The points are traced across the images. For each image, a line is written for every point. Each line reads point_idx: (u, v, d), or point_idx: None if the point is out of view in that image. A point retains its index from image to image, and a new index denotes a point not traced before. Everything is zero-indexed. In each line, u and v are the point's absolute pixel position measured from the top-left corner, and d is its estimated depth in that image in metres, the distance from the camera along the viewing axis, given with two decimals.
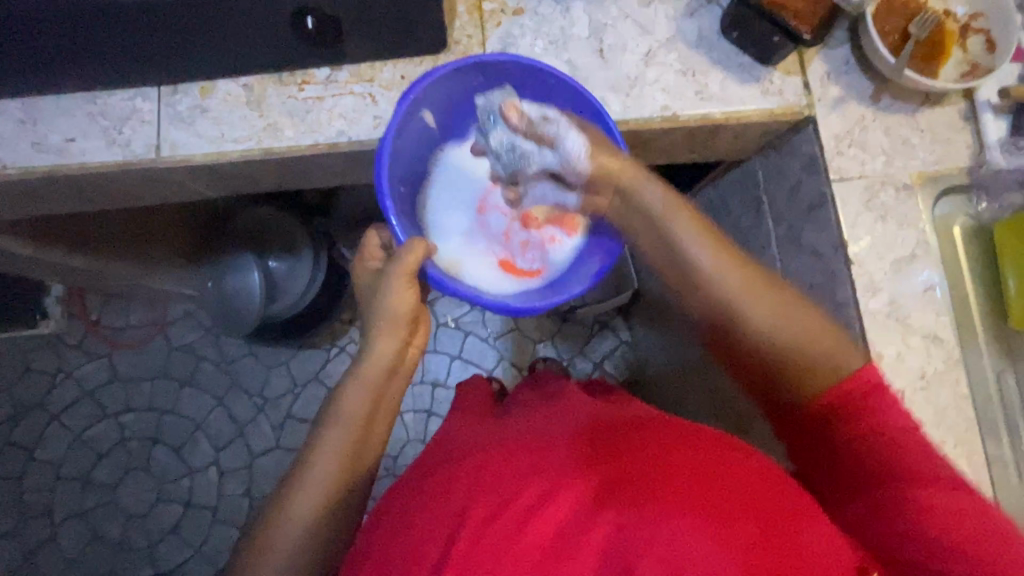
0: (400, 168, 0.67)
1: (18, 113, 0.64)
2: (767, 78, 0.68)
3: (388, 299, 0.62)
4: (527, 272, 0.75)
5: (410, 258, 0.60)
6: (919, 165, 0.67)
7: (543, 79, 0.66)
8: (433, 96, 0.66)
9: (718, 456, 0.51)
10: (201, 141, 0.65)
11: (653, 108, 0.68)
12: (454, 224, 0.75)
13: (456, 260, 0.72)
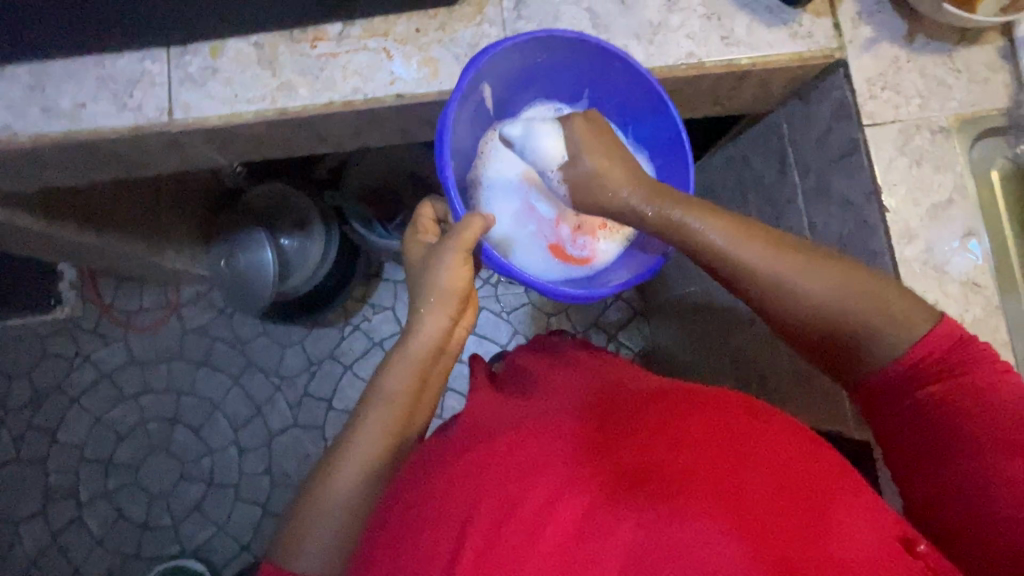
0: (458, 145, 0.69)
1: (26, 79, 0.67)
2: (795, 21, 0.69)
3: (440, 277, 0.65)
4: (579, 261, 0.75)
5: (466, 237, 0.64)
6: (956, 108, 0.68)
7: (610, 60, 0.67)
8: (494, 70, 0.67)
9: (748, 446, 0.47)
10: (217, 100, 0.68)
11: (678, 55, 0.69)
12: (505, 208, 0.74)
13: (509, 246, 0.73)
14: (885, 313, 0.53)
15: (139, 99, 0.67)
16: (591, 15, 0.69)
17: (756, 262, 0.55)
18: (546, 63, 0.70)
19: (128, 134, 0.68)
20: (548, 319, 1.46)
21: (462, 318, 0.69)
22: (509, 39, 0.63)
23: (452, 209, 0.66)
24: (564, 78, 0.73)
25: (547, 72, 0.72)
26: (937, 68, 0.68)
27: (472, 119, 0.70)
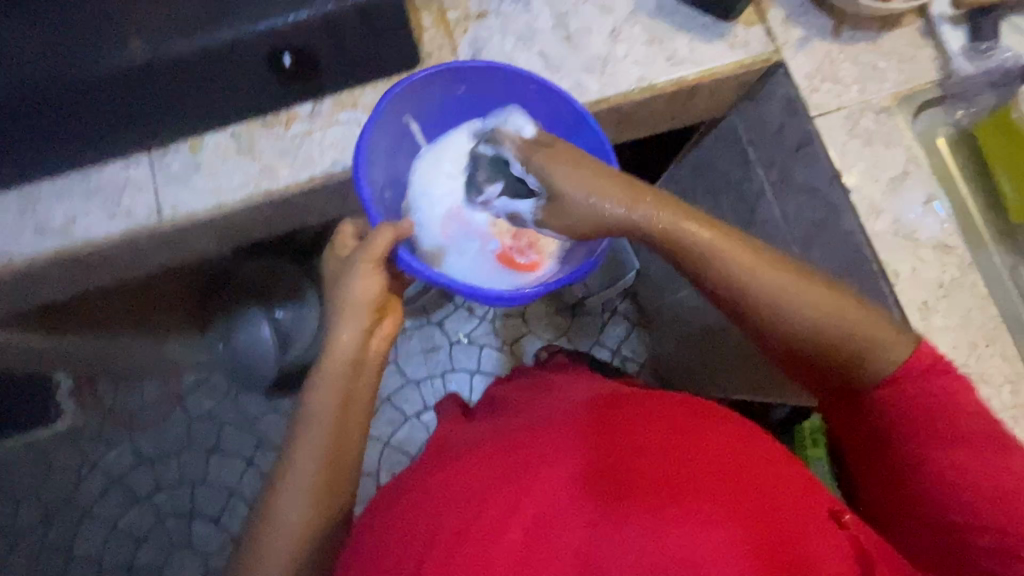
0: (384, 173, 0.72)
1: (17, 204, 0.69)
2: (731, 33, 0.74)
3: (352, 291, 0.66)
4: (523, 266, 0.74)
5: (373, 248, 0.64)
6: (892, 88, 0.73)
7: (523, 85, 0.71)
8: (411, 102, 0.72)
9: (693, 437, 0.55)
10: (204, 192, 0.70)
11: (630, 80, 0.73)
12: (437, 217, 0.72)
13: (440, 256, 0.73)
14: (897, 350, 0.60)
15: (128, 203, 0.70)
16: (543, 58, 0.74)
17: (776, 286, 0.59)
18: (465, 95, 0.74)
19: (122, 239, 0.70)
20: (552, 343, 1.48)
21: (379, 330, 0.69)
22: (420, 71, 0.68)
23: (368, 215, 0.66)
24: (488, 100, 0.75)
25: (472, 102, 0.75)
26: (868, 54, 0.74)
27: (399, 147, 0.74)
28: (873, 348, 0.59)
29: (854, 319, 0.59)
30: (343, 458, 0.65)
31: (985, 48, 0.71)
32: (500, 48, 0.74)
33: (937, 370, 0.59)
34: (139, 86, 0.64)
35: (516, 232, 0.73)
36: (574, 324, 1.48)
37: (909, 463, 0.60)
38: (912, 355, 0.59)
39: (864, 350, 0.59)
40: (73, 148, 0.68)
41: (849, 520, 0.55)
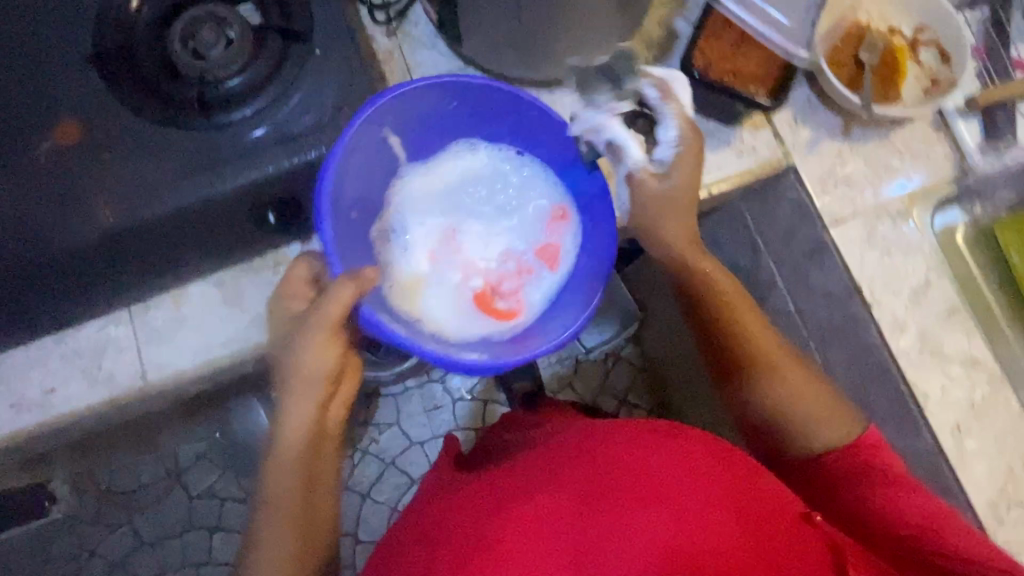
0: (357, 194, 0.62)
1: None
2: (737, 138, 0.70)
3: (305, 363, 0.56)
4: (506, 315, 0.66)
5: (327, 316, 0.54)
6: (908, 188, 0.70)
7: (527, 109, 0.62)
8: (397, 114, 0.61)
9: (661, 428, 0.50)
10: (194, 348, 0.66)
11: None
12: (419, 249, 0.66)
13: (413, 288, 0.65)
14: (841, 423, 0.60)
15: (111, 367, 0.66)
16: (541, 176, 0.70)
17: (744, 327, 0.62)
18: (457, 111, 0.64)
19: (107, 406, 0.65)
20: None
21: (335, 400, 0.61)
22: (409, 82, 0.59)
23: (328, 263, 0.56)
24: (483, 123, 0.66)
25: (465, 123, 0.66)
26: (881, 153, 0.70)
27: (377, 166, 0.64)
28: (818, 419, 0.60)
29: (798, 378, 0.61)
30: (315, 543, 0.59)
31: (998, 144, 0.69)
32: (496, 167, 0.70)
33: (884, 453, 0.59)
34: (117, 252, 0.60)
35: (500, 274, 0.67)
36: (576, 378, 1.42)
37: (863, 501, 0.57)
38: (848, 437, 0.59)
39: (813, 414, 0.60)
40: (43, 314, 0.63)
41: (818, 517, 0.51)
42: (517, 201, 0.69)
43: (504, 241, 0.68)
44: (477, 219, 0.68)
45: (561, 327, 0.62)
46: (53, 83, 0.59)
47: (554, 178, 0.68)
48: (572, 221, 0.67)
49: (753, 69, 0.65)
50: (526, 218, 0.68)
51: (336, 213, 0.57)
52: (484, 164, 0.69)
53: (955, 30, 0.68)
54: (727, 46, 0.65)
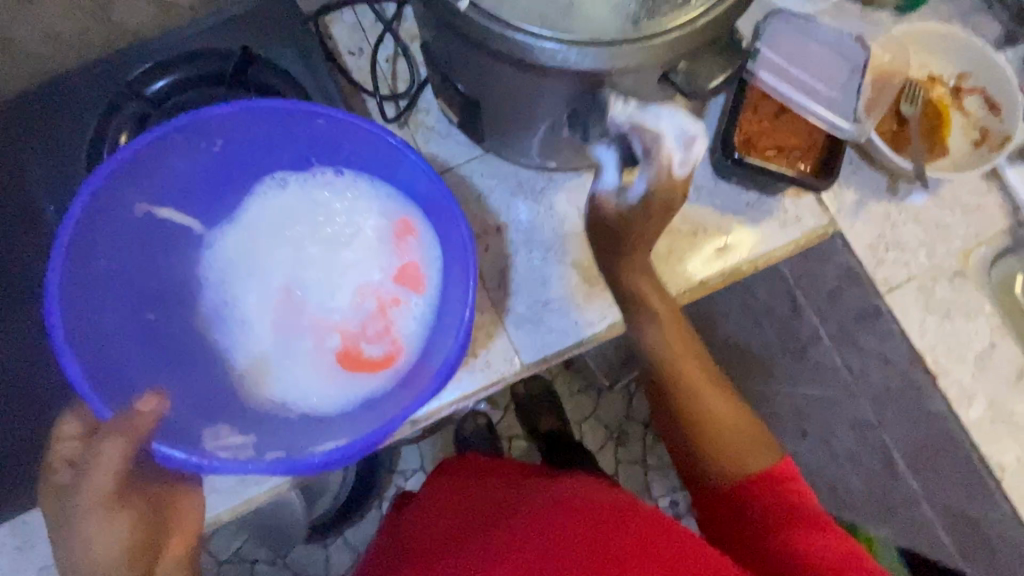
0: (134, 289, 0.53)
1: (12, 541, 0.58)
2: (779, 209, 0.66)
3: (88, 553, 0.45)
4: (378, 364, 0.57)
5: (100, 481, 0.45)
6: (963, 246, 0.66)
7: (308, 123, 0.53)
8: (143, 186, 0.52)
9: (611, 531, 0.53)
10: (229, 488, 0.63)
11: (681, 282, 0.65)
12: (257, 320, 0.59)
13: (264, 369, 0.57)
14: (761, 451, 0.58)
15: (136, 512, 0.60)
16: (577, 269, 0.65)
17: (656, 346, 0.58)
18: (229, 147, 0.54)
19: None
20: (580, 428, 1.38)
21: (161, 570, 0.48)
22: (128, 147, 0.49)
23: (92, 405, 0.47)
24: (276, 154, 0.56)
25: (249, 160, 0.56)
26: (931, 210, 0.67)
27: (159, 254, 0.56)
28: (742, 448, 0.58)
29: (732, 417, 0.59)
30: None
31: None
32: (527, 264, 0.66)
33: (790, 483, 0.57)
34: None
35: (362, 321, 0.59)
36: (601, 402, 1.38)
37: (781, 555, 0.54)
38: (772, 463, 0.57)
39: (744, 446, 0.58)
40: None
41: None
42: (349, 229, 0.60)
43: (357, 277, 0.60)
44: (316, 265, 0.60)
45: (428, 370, 0.53)
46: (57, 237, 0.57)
47: (382, 189, 0.59)
48: (419, 231, 0.59)
49: (798, 140, 0.60)
50: (368, 245, 0.60)
51: (91, 338, 0.49)
52: (302, 197, 0.59)
53: (1003, 76, 0.64)
54: (766, 118, 0.61)
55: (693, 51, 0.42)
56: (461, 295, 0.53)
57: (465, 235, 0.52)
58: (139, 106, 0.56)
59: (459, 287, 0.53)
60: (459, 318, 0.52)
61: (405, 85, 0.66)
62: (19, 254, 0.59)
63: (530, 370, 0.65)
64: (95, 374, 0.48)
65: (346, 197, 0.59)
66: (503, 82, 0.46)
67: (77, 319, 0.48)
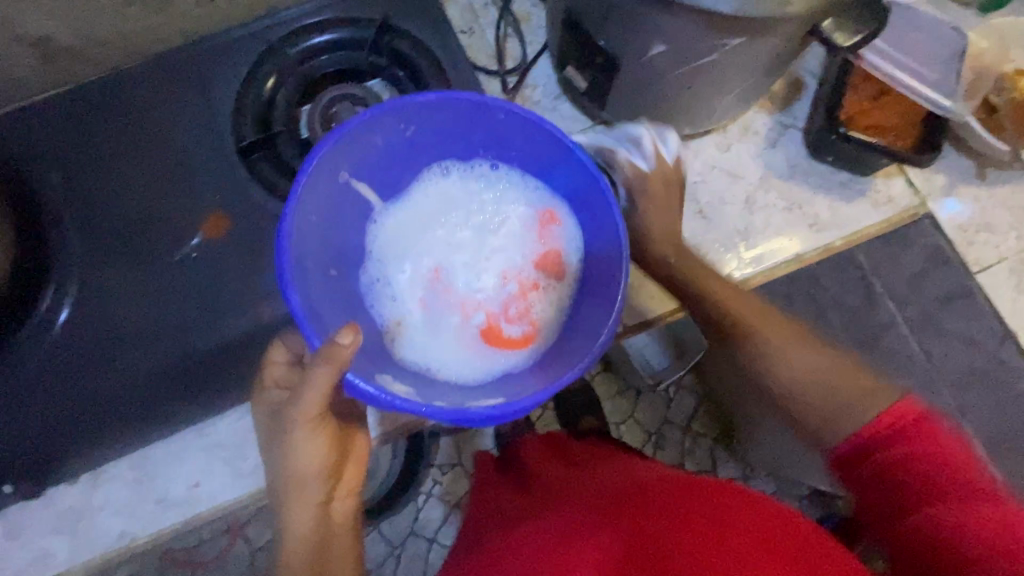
0: (325, 248, 0.55)
1: (129, 474, 0.60)
2: (873, 189, 0.69)
3: (298, 461, 0.52)
4: (520, 343, 0.57)
5: (306, 413, 0.49)
6: None
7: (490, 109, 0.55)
8: (349, 152, 0.54)
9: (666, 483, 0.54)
10: None
11: (781, 254, 0.68)
12: (407, 296, 0.58)
13: (410, 341, 0.57)
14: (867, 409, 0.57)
15: (237, 455, 0.61)
16: None
17: (780, 362, 0.62)
18: (418, 130, 0.57)
19: (248, 500, 0.61)
20: (618, 428, 1.38)
21: (339, 491, 0.55)
22: (349, 115, 0.51)
23: (305, 338, 0.49)
24: (451, 140, 0.59)
25: (429, 144, 0.59)
26: (1019, 196, 0.70)
27: (342, 220, 0.57)
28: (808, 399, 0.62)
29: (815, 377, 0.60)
30: None
31: None
32: None
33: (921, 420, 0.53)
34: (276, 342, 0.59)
35: (506, 302, 0.59)
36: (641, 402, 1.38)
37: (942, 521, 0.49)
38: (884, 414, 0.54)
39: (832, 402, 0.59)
40: (177, 413, 0.60)
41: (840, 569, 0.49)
42: (498, 215, 0.61)
43: (501, 260, 0.60)
44: (462, 248, 0.60)
45: (578, 355, 0.54)
46: (203, 183, 0.61)
47: (534, 182, 0.61)
48: (565, 222, 0.59)
49: (895, 121, 0.66)
50: (513, 230, 0.61)
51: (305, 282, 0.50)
52: (458, 185, 0.61)
53: None
54: (865, 100, 0.66)
55: (839, 9, 0.47)
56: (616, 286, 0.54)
57: (621, 229, 0.54)
58: (283, 62, 0.62)
59: (616, 280, 0.54)
60: (615, 299, 0.53)
61: (513, 63, 0.70)
62: (140, 204, 0.61)
63: (634, 329, 0.67)
64: (310, 312, 0.49)
65: (496, 186, 0.61)
66: (656, 38, 0.50)
67: (298, 262, 0.50)
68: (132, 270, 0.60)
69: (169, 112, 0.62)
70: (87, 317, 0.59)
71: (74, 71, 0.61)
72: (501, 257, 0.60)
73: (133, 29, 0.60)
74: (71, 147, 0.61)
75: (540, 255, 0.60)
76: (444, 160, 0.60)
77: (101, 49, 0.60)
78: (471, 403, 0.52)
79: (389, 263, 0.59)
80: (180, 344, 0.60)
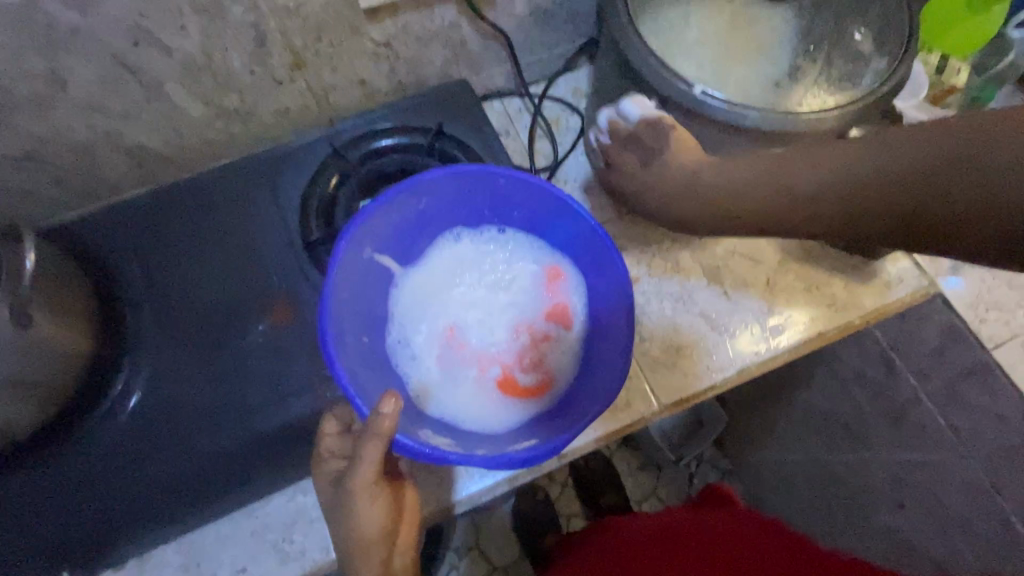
0: (357, 318, 0.59)
1: (177, 558, 0.59)
2: (883, 270, 0.74)
3: (358, 525, 0.52)
4: (536, 391, 0.62)
5: (365, 471, 0.50)
6: None
7: (494, 180, 0.62)
8: (372, 229, 0.60)
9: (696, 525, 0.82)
10: None
11: (805, 332, 0.72)
12: (427, 355, 0.63)
13: (433, 398, 0.61)
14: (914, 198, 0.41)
15: (286, 538, 0.61)
16: (706, 319, 0.72)
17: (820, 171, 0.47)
18: (431, 203, 0.63)
19: None
20: (640, 506, 1.34)
21: (400, 545, 0.54)
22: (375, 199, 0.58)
23: (355, 406, 0.51)
24: (460, 210, 0.66)
25: (439, 214, 0.65)
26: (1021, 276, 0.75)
27: (367, 289, 0.62)
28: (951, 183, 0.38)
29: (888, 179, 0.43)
30: None
31: None
32: (660, 311, 0.72)
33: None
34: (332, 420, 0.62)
35: (520, 351, 0.64)
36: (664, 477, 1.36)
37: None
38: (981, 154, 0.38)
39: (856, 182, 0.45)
40: (228, 494, 0.60)
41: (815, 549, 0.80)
42: (507, 273, 0.67)
43: (513, 314, 0.66)
44: (475, 306, 0.65)
45: (596, 391, 0.58)
46: (270, 272, 0.67)
47: (537, 243, 0.68)
48: (569, 275, 0.66)
49: None
50: (522, 286, 0.67)
51: (345, 351, 0.54)
52: (469, 249, 0.67)
53: None
54: None
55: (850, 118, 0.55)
56: (623, 335, 0.59)
57: (624, 273, 0.60)
58: (347, 163, 0.70)
59: (622, 327, 0.60)
60: (625, 336, 0.59)
61: (544, 161, 0.78)
62: (210, 291, 0.66)
63: (668, 411, 0.69)
64: (353, 380, 0.53)
65: (503, 249, 0.68)
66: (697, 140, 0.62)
67: (337, 333, 0.54)
68: (198, 353, 0.64)
69: (243, 208, 0.69)
70: (154, 400, 0.62)
71: (160, 174, 0.69)
72: (512, 310, 0.66)
73: (217, 137, 0.68)
74: (152, 240, 0.67)
75: (546, 308, 0.66)
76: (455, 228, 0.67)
77: (185, 155, 0.68)
78: (511, 449, 0.55)
79: (413, 323, 0.64)
80: (238, 423, 0.62)
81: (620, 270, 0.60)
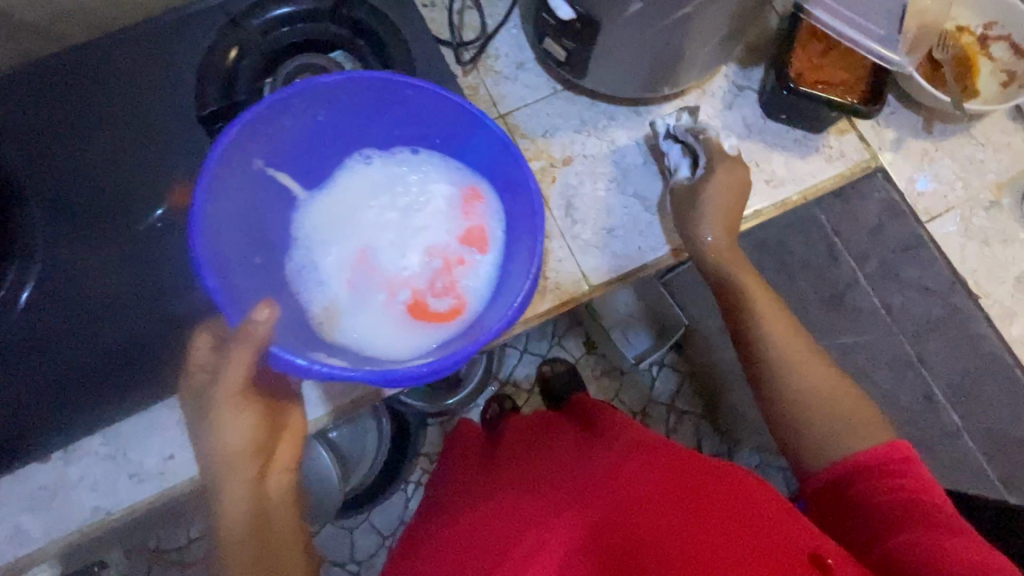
0: (248, 236, 0.55)
1: (104, 448, 0.59)
2: (825, 144, 0.71)
3: (224, 436, 0.50)
4: (447, 316, 0.57)
5: (230, 379, 0.48)
6: (995, 177, 0.76)
7: (398, 90, 0.56)
8: (264, 140, 0.55)
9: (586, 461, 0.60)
10: None
11: (741, 211, 0.70)
12: (332, 278, 0.58)
13: (341, 322, 0.56)
14: (866, 438, 0.58)
15: None
16: (642, 199, 0.70)
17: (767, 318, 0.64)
18: (331, 116, 0.57)
19: None
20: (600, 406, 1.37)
21: (275, 462, 0.52)
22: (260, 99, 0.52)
23: (225, 315, 0.49)
24: (370, 127, 0.60)
25: (347, 130, 0.59)
26: (960, 147, 0.73)
27: (262, 208, 0.57)
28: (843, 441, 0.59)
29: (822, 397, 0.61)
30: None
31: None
32: (593, 193, 0.70)
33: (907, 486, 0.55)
34: None
35: (433, 275, 0.59)
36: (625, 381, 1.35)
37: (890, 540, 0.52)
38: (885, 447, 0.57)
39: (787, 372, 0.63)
40: (147, 382, 0.59)
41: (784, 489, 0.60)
42: (422, 197, 0.61)
43: (426, 237, 0.60)
44: (386, 229, 0.60)
45: (500, 313, 0.53)
46: (169, 154, 0.62)
47: (454, 163, 0.62)
48: (487, 198, 0.61)
49: (846, 76, 0.68)
50: (438, 208, 0.61)
51: (223, 257, 0.51)
52: (382, 171, 0.61)
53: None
54: (814, 57, 0.69)
55: None
56: (528, 255, 0.54)
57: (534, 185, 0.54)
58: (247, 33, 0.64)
59: (528, 246, 0.55)
60: (532, 254, 0.54)
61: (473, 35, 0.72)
62: (103, 174, 0.61)
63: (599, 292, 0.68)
64: (228, 291, 0.49)
65: (419, 171, 0.62)
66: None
67: (213, 238, 0.50)
68: (97, 241, 0.60)
69: (131, 86, 0.62)
70: (56, 289, 0.59)
71: (32, 49, 0.62)
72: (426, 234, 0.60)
73: (92, 3, 0.60)
74: (32, 119, 0.61)
75: (461, 231, 0.60)
76: (366, 151, 0.61)
77: (60, 24, 0.61)
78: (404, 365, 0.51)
79: (318, 246, 0.58)
80: (148, 311, 0.60)
81: (528, 182, 0.55)
